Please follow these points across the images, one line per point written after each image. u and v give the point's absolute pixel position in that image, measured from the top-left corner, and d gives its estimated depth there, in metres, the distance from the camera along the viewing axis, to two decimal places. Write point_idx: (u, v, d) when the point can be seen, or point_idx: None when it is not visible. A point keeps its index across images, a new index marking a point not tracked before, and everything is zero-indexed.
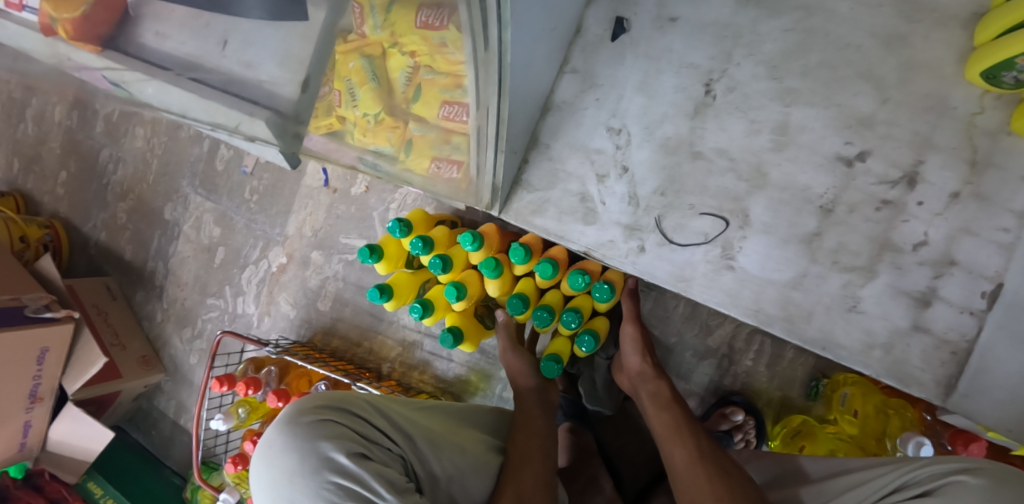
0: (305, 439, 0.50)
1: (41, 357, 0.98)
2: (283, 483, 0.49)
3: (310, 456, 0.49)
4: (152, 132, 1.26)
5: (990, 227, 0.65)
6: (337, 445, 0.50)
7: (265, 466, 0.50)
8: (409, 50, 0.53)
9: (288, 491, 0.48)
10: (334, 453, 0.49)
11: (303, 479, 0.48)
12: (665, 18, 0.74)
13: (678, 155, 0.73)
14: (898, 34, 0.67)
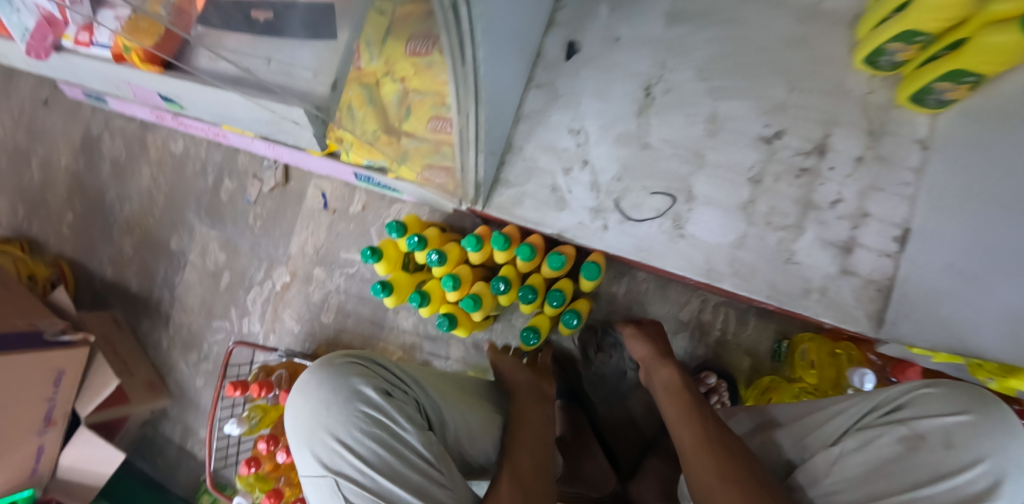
0: (339, 376, 0.67)
1: (57, 379, 1.03)
2: (322, 409, 0.65)
3: (343, 388, 0.65)
4: (158, 170, 1.36)
5: (893, 183, 0.79)
6: (364, 380, 0.66)
7: (309, 399, 0.66)
8: (400, 76, 0.67)
9: (326, 415, 0.64)
10: (361, 386, 0.65)
11: (337, 405, 0.64)
12: (610, 38, 0.89)
13: (630, 147, 0.86)
14: (796, 38, 0.83)
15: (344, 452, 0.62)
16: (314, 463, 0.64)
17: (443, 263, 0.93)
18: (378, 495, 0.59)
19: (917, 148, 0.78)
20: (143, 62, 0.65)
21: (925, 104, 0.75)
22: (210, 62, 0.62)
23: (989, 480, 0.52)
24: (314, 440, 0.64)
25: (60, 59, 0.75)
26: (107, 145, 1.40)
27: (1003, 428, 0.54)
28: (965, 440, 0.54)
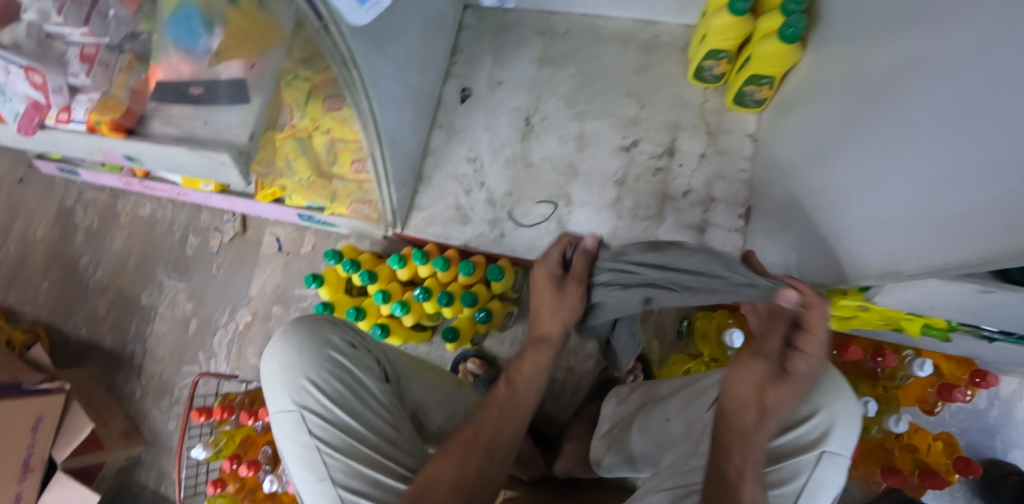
0: (315, 328, 0.79)
1: (36, 425, 1.13)
2: (296, 353, 0.77)
3: (318, 337, 0.78)
4: (129, 234, 1.52)
5: (732, 170, 0.98)
6: (337, 333, 0.79)
7: (285, 344, 0.79)
8: (326, 130, 0.92)
9: (299, 358, 0.77)
10: (334, 337, 0.78)
11: (311, 350, 0.77)
12: (494, 82, 1.09)
13: (517, 167, 1.04)
14: (639, 67, 1.04)
15: (313, 387, 0.75)
16: (284, 398, 0.76)
17: (373, 279, 1.08)
18: (339, 421, 0.73)
19: (749, 140, 0.98)
20: (110, 131, 0.80)
21: (745, 104, 0.96)
22: (161, 128, 0.79)
23: (821, 429, 0.62)
24: (287, 379, 0.77)
25: (43, 137, 0.89)
26: (81, 216, 1.57)
27: (833, 382, 0.65)
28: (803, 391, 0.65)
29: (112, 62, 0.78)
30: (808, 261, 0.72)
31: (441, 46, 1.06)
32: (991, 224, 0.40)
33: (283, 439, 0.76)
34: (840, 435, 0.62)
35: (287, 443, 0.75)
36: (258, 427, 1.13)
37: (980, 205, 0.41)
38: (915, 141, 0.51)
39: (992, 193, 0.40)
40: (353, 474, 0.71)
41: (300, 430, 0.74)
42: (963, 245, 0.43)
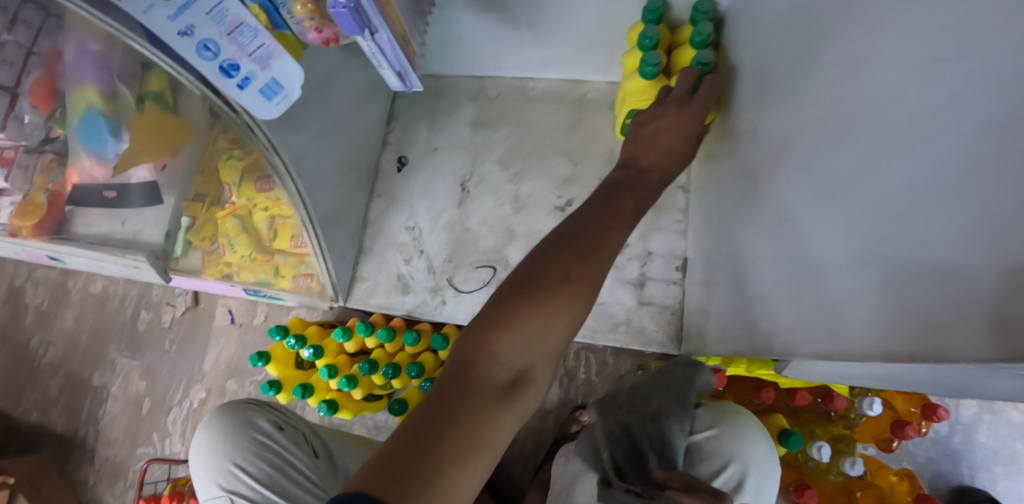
0: (238, 410, 0.81)
1: None
2: (220, 439, 0.79)
3: (242, 419, 0.80)
4: (80, 311, 1.50)
5: (667, 223, 0.99)
6: (260, 415, 0.81)
7: (209, 430, 0.81)
8: (265, 208, 0.94)
9: (225, 442, 0.79)
10: (258, 419, 0.80)
11: (235, 433, 0.79)
12: (430, 148, 1.10)
13: (456, 231, 1.05)
14: (569, 127, 1.06)
15: (241, 473, 0.77)
16: (214, 484, 0.78)
17: (320, 355, 1.06)
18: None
19: (681, 192, 0.99)
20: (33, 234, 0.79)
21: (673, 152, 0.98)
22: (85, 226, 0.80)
23: (736, 479, 0.74)
24: (216, 466, 0.79)
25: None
26: (31, 295, 1.55)
27: (741, 431, 0.77)
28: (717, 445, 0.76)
29: (31, 164, 0.74)
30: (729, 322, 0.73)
31: (376, 117, 1.08)
32: (880, 307, 0.41)
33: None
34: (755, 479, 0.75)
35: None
36: None
37: (870, 287, 0.42)
38: (808, 217, 0.54)
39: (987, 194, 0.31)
40: None
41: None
42: (858, 324, 0.44)
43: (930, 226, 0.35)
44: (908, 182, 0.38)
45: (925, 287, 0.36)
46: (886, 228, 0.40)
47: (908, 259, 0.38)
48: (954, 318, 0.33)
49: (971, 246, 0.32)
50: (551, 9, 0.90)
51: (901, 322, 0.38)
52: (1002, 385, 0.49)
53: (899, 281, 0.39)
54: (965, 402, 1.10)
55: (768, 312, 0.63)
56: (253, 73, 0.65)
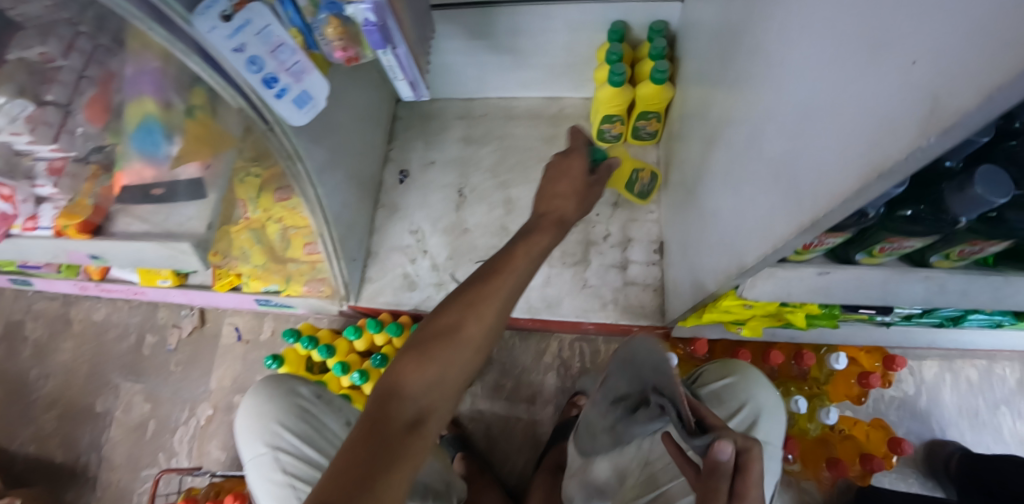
0: (280, 378, 0.83)
1: None
2: (265, 403, 0.79)
3: (286, 386, 0.81)
4: (79, 343, 1.50)
5: (644, 213, 1.12)
6: (303, 384, 0.83)
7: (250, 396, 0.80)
8: (278, 218, 1.04)
9: (271, 406, 0.79)
10: (302, 388, 0.83)
11: (281, 398, 0.80)
12: (427, 161, 1.21)
13: (455, 233, 1.15)
14: (553, 136, 1.19)
15: (285, 429, 0.78)
16: (255, 443, 0.78)
17: (333, 353, 1.12)
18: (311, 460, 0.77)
19: (653, 186, 1.13)
20: (75, 233, 0.86)
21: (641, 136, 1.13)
22: (125, 225, 0.87)
23: (750, 418, 0.83)
24: (257, 425, 0.79)
25: (10, 244, 0.95)
26: (30, 327, 1.55)
27: (756, 380, 0.87)
28: (730, 391, 0.86)
29: (78, 173, 0.89)
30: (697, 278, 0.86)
31: (376, 136, 1.19)
32: (788, 205, 0.52)
33: (254, 482, 0.77)
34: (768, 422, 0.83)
35: (259, 484, 0.77)
36: None
37: (783, 193, 0.54)
38: (746, 159, 0.65)
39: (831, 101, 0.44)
40: None
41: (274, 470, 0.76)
42: (776, 227, 0.55)
43: (811, 131, 0.46)
44: (791, 121, 0.51)
45: (810, 176, 0.47)
46: (790, 145, 0.51)
47: (801, 162, 0.49)
48: (827, 193, 0.44)
49: (833, 133, 0.43)
50: (529, 35, 1.05)
51: (801, 209, 0.49)
52: (916, 286, 0.65)
53: (796, 181, 0.50)
54: (928, 363, 1.22)
55: (718, 253, 0.74)
56: (288, 85, 0.79)
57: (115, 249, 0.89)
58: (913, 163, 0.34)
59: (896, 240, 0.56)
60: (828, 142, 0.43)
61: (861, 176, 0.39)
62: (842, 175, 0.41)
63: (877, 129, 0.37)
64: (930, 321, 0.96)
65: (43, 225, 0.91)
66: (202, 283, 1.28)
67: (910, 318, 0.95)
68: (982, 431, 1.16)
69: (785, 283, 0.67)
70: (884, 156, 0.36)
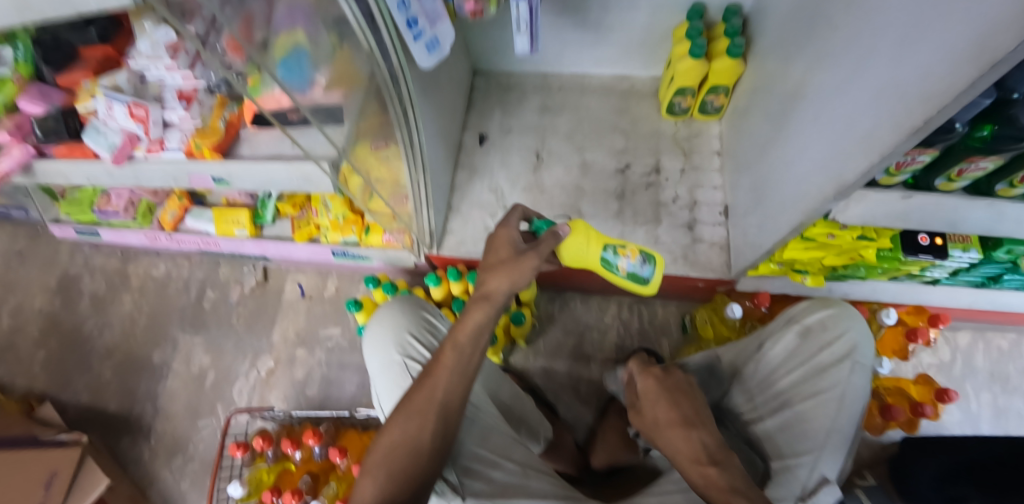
0: (408, 301, 0.97)
1: (51, 481, 1.11)
2: (396, 318, 0.92)
3: (414, 307, 0.95)
4: (140, 295, 1.55)
5: (707, 180, 1.23)
6: (428, 309, 0.97)
7: (382, 314, 0.94)
8: (367, 170, 0.98)
9: (401, 321, 0.92)
10: (427, 311, 0.96)
11: (409, 315, 0.93)
12: (506, 127, 1.33)
13: (533, 191, 1.25)
14: (622, 110, 1.32)
15: (416, 341, 0.90)
16: (387, 351, 0.89)
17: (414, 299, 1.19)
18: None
19: (716, 156, 1.26)
20: (209, 153, 0.92)
21: (707, 111, 1.26)
22: (254, 150, 0.94)
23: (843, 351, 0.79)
24: (391, 336, 0.90)
25: (129, 167, 1.00)
26: (87, 281, 1.59)
27: (856, 315, 0.82)
28: (833, 320, 0.82)
29: (205, 101, 0.97)
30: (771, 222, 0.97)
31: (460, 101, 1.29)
32: (896, 115, 0.61)
33: (382, 386, 0.89)
34: (864, 351, 0.79)
35: (388, 390, 0.88)
36: (296, 456, 1.15)
37: (886, 110, 0.63)
38: (831, 107, 0.77)
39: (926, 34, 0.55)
40: None
41: (404, 375, 0.87)
42: (883, 136, 0.63)
43: (918, 49, 0.56)
44: (888, 57, 0.62)
45: (919, 85, 0.56)
46: (888, 73, 0.62)
47: (909, 78, 0.58)
48: (938, 92, 0.53)
49: (943, 46, 0.52)
50: (615, 13, 1.16)
51: (910, 114, 0.58)
52: (981, 213, 0.75)
53: (905, 92, 0.59)
54: (962, 333, 1.33)
55: (808, 183, 0.83)
56: (424, 30, 0.85)
57: (242, 173, 0.94)
58: (1021, 52, 0.43)
59: (973, 159, 0.67)
60: (938, 54, 0.53)
61: (974, 71, 0.47)
62: (952, 75, 0.50)
63: (978, 35, 0.47)
64: (972, 280, 1.09)
65: (170, 148, 0.96)
66: (278, 235, 1.34)
67: (954, 274, 1.07)
68: (1015, 396, 1.26)
69: (873, 207, 0.77)
70: (992, 50, 0.45)
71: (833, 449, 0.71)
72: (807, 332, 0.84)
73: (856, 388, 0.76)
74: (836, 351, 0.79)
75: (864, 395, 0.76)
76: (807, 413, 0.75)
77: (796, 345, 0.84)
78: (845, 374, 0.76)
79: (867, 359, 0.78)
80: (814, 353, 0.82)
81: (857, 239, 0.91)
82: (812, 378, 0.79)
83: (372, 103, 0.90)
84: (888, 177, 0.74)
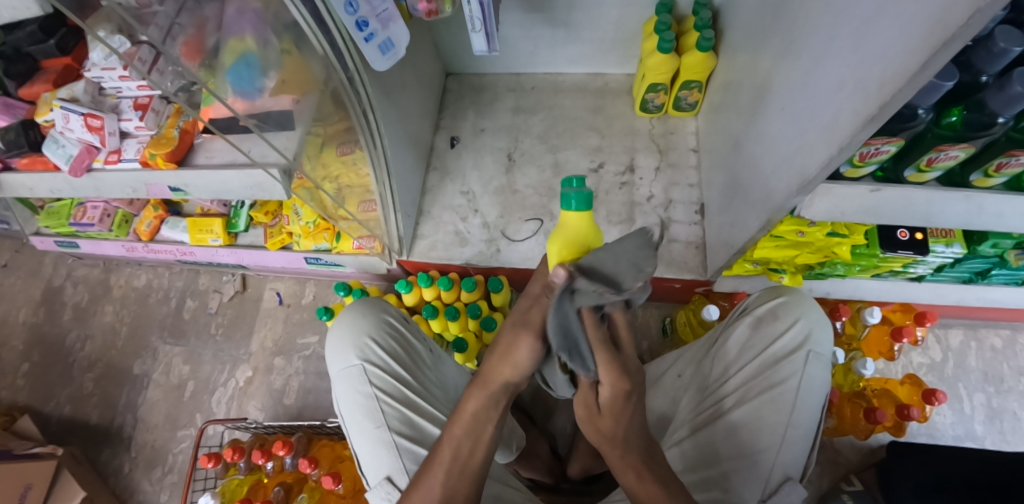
0: (373, 300, 0.95)
1: (25, 494, 1.10)
2: (358, 319, 0.90)
3: (377, 306, 0.93)
4: (121, 306, 1.55)
5: (683, 178, 1.21)
6: (392, 309, 0.95)
7: (345, 316, 0.92)
8: (331, 180, 0.97)
9: (364, 322, 0.90)
10: (390, 311, 0.94)
11: (371, 315, 0.91)
12: (478, 129, 1.31)
13: (505, 194, 1.24)
14: (597, 109, 1.29)
15: (375, 345, 0.88)
16: (347, 356, 0.87)
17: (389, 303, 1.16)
18: (396, 376, 0.86)
19: (692, 153, 1.23)
20: (162, 163, 0.90)
21: (682, 108, 1.23)
22: (208, 158, 0.93)
23: (800, 335, 0.77)
24: (351, 339, 0.89)
25: (88, 179, 1.00)
26: (70, 293, 1.59)
27: (807, 300, 0.80)
28: (784, 309, 0.80)
29: (162, 110, 0.96)
30: (739, 217, 0.94)
31: (431, 104, 1.28)
32: (854, 103, 0.56)
33: (341, 392, 0.86)
34: (818, 339, 0.76)
35: (345, 396, 0.86)
36: (267, 467, 1.13)
37: (846, 99, 0.58)
38: (792, 97, 0.73)
39: (883, 12, 0.51)
40: (407, 423, 0.82)
41: (362, 381, 0.85)
42: (842, 127, 0.59)
43: (878, 32, 0.52)
44: (849, 40, 0.58)
45: (876, 70, 0.52)
46: (849, 59, 0.58)
47: (867, 64, 0.54)
48: (894, 74, 0.49)
49: (897, 27, 0.48)
50: (583, 9, 1.14)
51: (867, 101, 0.54)
52: (956, 205, 0.71)
53: (863, 78, 0.55)
54: (954, 332, 1.29)
55: (774, 177, 0.79)
56: (376, 31, 0.80)
57: (199, 181, 0.93)
58: (975, 25, 0.39)
59: (942, 148, 0.62)
60: (894, 35, 0.49)
61: (928, 49, 0.44)
62: (909, 56, 0.47)
63: (935, 13, 0.43)
64: (958, 275, 1.06)
65: (128, 158, 0.95)
66: (252, 243, 1.33)
67: (938, 270, 1.03)
68: (1009, 397, 1.22)
69: (840, 201, 0.72)
70: (947, 25, 0.41)
71: (791, 445, 0.71)
72: (759, 324, 0.82)
73: (810, 379, 0.74)
74: (789, 341, 0.77)
75: (821, 385, 0.74)
76: (751, 414, 0.74)
77: (749, 338, 0.83)
78: (799, 365, 0.74)
79: (822, 347, 0.76)
80: (768, 344, 0.79)
81: (828, 236, 0.88)
82: (768, 368, 0.77)
83: (331, 108, 0.87)
84: (854, 169, 0.70)
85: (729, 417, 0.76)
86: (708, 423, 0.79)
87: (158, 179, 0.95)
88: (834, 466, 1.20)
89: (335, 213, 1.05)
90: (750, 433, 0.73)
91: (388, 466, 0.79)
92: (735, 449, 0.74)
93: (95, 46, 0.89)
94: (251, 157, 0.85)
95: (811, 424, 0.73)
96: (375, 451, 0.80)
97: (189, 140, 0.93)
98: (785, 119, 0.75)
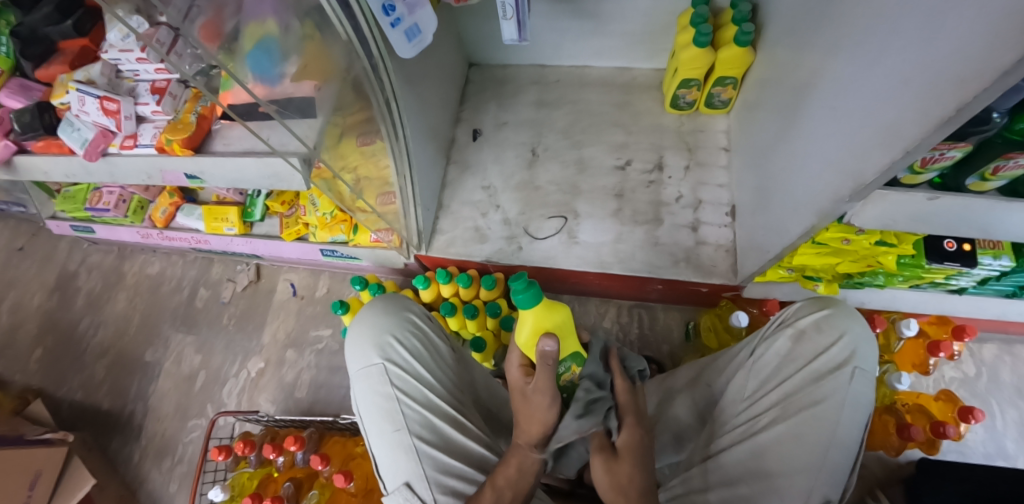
0: (396, 298, 0.92)
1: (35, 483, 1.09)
2: (381, 317, 0.88)
3: (400, 303, 0.91)
4: (134, 294, 1.54)
5: (712, 179, 1.16)
6: (415, 306, 0.92)
7: (367, 312, 0.90)
8: (354, 171, 0.93)
9: (386, 319, 0.87)
10: (412, 309, 0.91)
11: (395, 312, 0.88)
12: (500, 122, 1.27)
13: (525, 190, 1.20)
14: (624, 104, 1.25)
15: (397, 344, 0.85)
16: (368, 355, 0.85)
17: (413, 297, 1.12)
18: (417, 377, 0.83)
19: (722, 151, 1.18)
20: (179, 149, 0.88)
21: (714, 106, 1.18)
22: (226, 146, 0.91)
23: (846, 351, 0.73)
24: (371, 337, 0.86)
25: (103, 163, 0.99)
26: (84, 279, 1.59)
27: (854, 314, 0.76)
28: (829, 322, 0.76)
29: (179, 94, 0.94)
30: (775, 223, 0.90)
31: (452, 95, 1.24)
32: (924, 100, 0.51)
33: (359, 392, 0.83)
34: (864, 355, 0.72)
35: (363, 397, 0.83)
36: (278, 462, 1.11)
37: (912, 97, 0.53)
38: (845, 95, 0.68)
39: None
40: (428, 427, 0.79)
41: (382, 382, 0.82)
42: (907, 128, 0.54)
43: (952, 27, 0.47)
44: (918, 33, 0.52)
45: (951, 66, 0.47)
46: (915, 52, 0.53)
47: (939, 59, 0.49)
48: (974, 72, 0.44)
49: (977, 18, 0.43)
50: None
51: (940, 100, 0.49)
52: (1020, 216, 0.66)
53: (933, 73, 0.49)
54: (989, 346, 1.23)
55: (820, 179, 0.74)
56: (403, 17, 0.73)
57: (216, 167, 0.91)
58: None
59: (1012, 156, 0.57)
60: (973, 28, 0.44)
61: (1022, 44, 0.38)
62: (994, 50, 0.41)
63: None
64: (1003, 288, 1.00)
65: (144, 143, 0.93)
66: (268, 233, 1.31)
67: (982, 283, 0.98)
68: None
69: (896, 207, 0.68)
70: None
71: (831, 465, 0.67)
72: (800, 337, 0.78)
73: (854, 397, 0.70)
74: (833, 356, 0.73)
75: (865, 404, 0.70)
76: (804, 424, 0.70)
77: (789, 350, 0.79)
78: (844, 382, 0.70)
79: (868, 364, 0.72)
80: (809, 358, 0.76)
81: (875, 244, 0.85)
82: (812, 380, 0.73)
83: (352, 97, 0.82)
84: (912, 176, 0.66)
85: (785, 423, 0.71)
86: (758, 430, 0.74)
87: (174, 165, 0.93)
88: (861, 482, 1.16)
89: (351, 205, 1.01)
90: (803, 444, 0.69)
91: (407, 471, 0.76)
92: (787, 463, 0.69)
93: (113, 27, 0.87)
94: (270, 145, 0.81)
95: (853, 444, 0.69)
96: (394, 454, 0.78)
97: (208, 125, 0.91)
98: (836, 119, 0.70)
